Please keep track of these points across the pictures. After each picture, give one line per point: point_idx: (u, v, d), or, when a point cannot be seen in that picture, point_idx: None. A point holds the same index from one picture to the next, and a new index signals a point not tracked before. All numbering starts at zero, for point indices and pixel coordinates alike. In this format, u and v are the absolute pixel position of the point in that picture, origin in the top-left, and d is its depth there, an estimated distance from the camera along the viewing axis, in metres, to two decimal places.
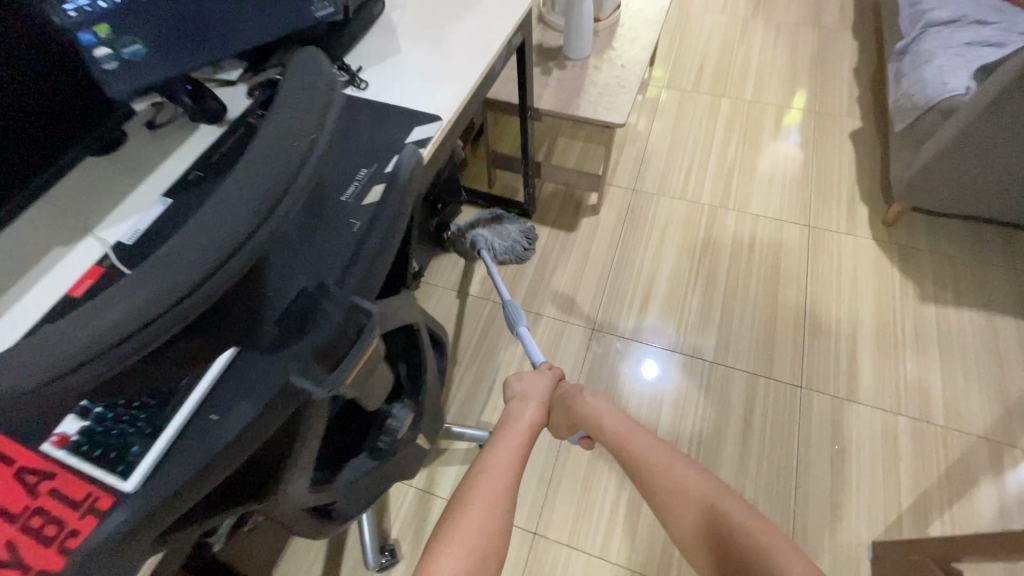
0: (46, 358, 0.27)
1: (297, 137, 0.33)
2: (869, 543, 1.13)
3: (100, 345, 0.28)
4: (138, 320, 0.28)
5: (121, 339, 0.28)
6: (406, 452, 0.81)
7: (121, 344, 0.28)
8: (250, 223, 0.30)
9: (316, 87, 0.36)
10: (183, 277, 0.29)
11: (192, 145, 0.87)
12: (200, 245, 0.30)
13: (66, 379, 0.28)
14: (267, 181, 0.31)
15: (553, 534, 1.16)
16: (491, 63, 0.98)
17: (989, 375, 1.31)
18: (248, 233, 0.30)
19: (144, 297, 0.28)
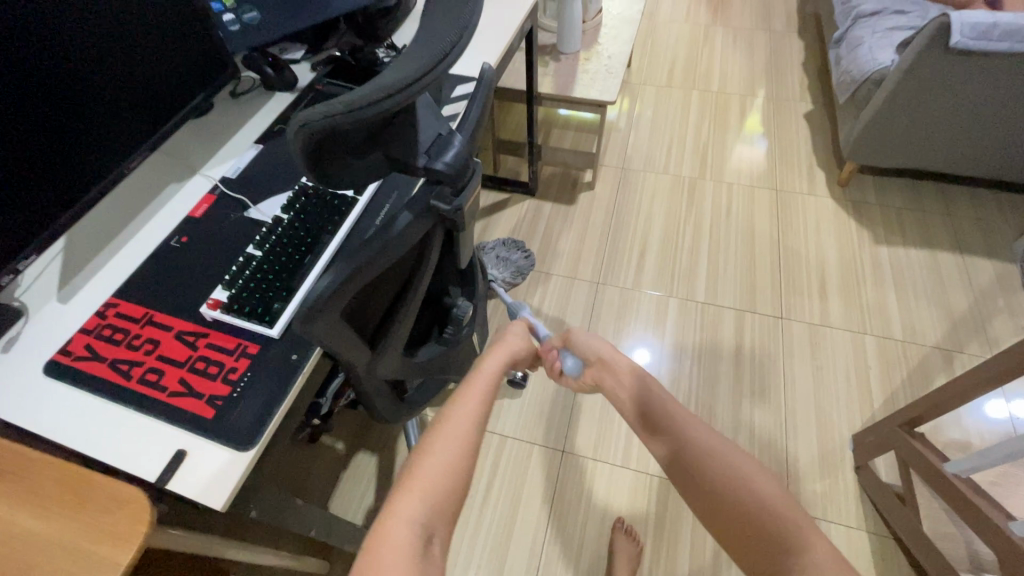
0: (348, 101, 0.41)
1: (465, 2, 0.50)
2: (850, 437, 1.32)
3: (384, 91, 0.41)
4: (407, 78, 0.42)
5: (396, 91, 0.41)
6: (464, 345, 0.97)
7: (383, 101, 0.41)
8: (457, 35, 0.46)
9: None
10: (430, 58, 0.43)
11: (271, 107, 1.05)
12: (433, 46, 0.45)
13: (361, 111, 0.41)
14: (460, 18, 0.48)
15: (580, 449, 1.32)
16: (511, 41, 1.19)
17: (936, 298, 1.54)
18: (457, 40, 0.46)
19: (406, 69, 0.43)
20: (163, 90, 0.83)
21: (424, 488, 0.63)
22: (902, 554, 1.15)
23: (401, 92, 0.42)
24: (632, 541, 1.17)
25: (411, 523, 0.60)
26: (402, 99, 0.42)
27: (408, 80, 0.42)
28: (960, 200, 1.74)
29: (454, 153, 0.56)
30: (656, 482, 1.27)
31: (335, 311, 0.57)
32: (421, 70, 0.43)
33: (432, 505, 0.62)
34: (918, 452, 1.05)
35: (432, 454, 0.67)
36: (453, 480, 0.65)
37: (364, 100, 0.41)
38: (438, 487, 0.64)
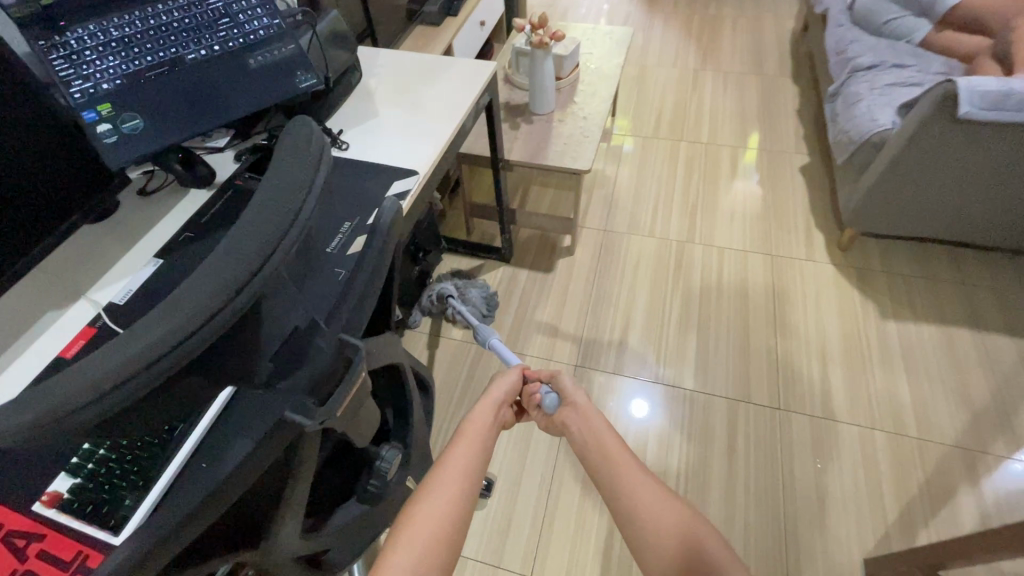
0: (92, 378, 0.30)
1: (297, 181, 0.38)
2: (861, 560, 1.14)
3: (129, 369, 0.31)
4: (168, 344, 0.31)
5: (158, 359, 0.31)
6: (396, 494, 0.82)
7: (139, 375, 0.31)
8: (262, 254, 0.34)
9: (308, 140, 0.41)
10: (208, 302, 0.32)
11: (182, 208, 0.92)
12: (219, 275, 0.33)
13: (94, 404, 0.30)
14: (275, 220, 0.36)
15: (550, 575, 1.15)
16: (462, 121, 1.06)
17: (953, 384, 1.37)
18: (264, 258, 0.34)
19: (168, 326, 0.32)
20: (26, 213, 0.66)
21: (414, 534, 0.58)
22: None
23: (169, 354, 0.32)
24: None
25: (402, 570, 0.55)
26: (170, 365, 0.32)
27: (178, 342, 0.32)
28: (974, 267, 1.58)
29: (315, 354, 0.44)
30: None
31: (154, 567, 0.43)
32: (198, 321, 0.32)
33: (426, 552, 0.57)
34: None
35: (429, 498, 0.62)
36: (452, 527, 0.60)
37: (111, 380, 0.30)
38: (435, 531, 0.59)
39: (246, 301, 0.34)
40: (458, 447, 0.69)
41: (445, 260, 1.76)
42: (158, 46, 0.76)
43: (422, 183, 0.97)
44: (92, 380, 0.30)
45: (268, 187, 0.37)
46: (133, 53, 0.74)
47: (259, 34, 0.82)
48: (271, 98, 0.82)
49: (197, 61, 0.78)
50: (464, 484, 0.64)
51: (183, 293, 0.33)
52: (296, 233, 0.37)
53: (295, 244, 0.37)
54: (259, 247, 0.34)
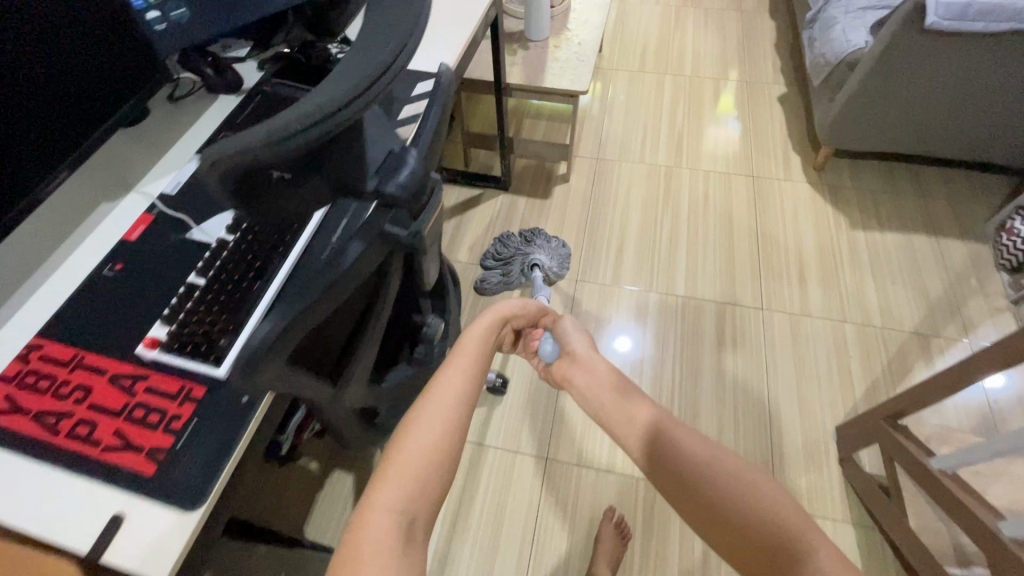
0: (274, 126, 0.35)
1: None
2: (832, 428, 1.31)
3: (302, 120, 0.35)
4: (333, 105, 0.36)
5: (326, 116, 0.36)
6: (437, 364, 0.91)
7: (310, 129, 0.36)
8: (399, 47, 0.40)
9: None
10: (361, 77, 0.37)
11: (214, 112, 0.95)
12: (367, 60, 0.39)
13: (275, 145, 0.35)
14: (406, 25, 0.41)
15: (563, 456, 1.29)
16: (474, 30, 1.11)
17: (912, 282, 1.54)
18: (399, 52, 0.40)
19: (331, 92, 0.36)
20: (90, 95, 0.74)
21: (409, 465, 0.50)
22: (885, 542, 1.16)
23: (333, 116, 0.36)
24: (618, 532, 1.15)
25: (390, 510, 0.48)
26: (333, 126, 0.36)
27: (339, 104, 0.36)
28: (933, 181, 1.73)
29: (407, 173, 0.52)
30: (642, 486, 1.25)
31: (282, 357, 0.51)
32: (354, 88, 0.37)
33: (415, 488, 0.50)
34: (904, 446, 1.03)
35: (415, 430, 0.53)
36: (441, 459, 0.52)
37: (290, 128, 0.35)
38: (423, 466, 0.51)
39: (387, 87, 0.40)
40: (447, 371, 0.60)
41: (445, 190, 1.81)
42: None
43: None
44: (273, 128, 0.35)
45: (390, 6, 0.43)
46: None
47: None
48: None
49: None
50: (454, 413, 0.55)
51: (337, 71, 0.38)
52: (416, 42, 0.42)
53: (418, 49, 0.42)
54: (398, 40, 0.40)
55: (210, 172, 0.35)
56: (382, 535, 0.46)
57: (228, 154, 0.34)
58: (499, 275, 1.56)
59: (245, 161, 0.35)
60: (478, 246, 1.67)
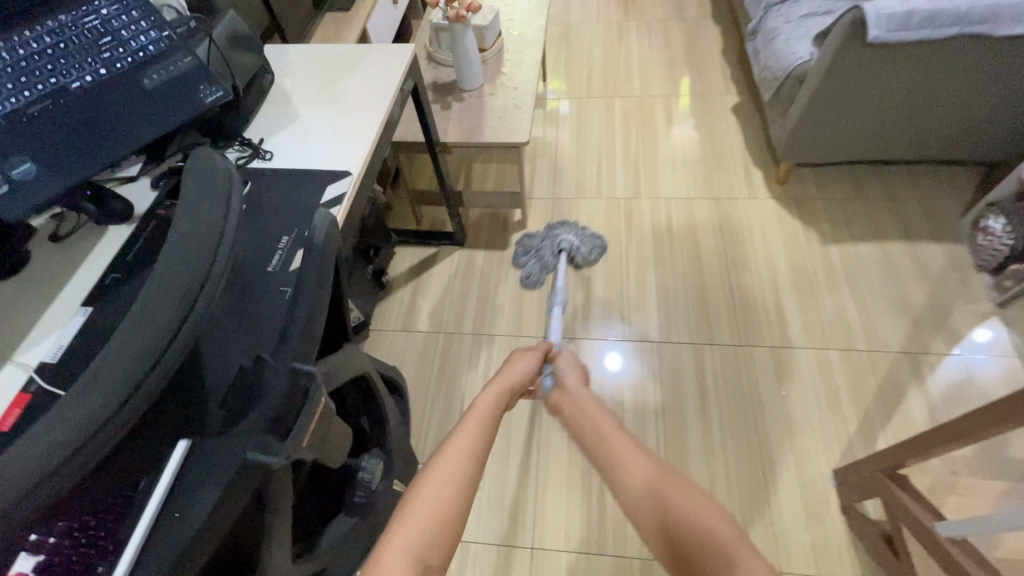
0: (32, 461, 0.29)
1: (200, 236, 0.36)
2: (831, 471, 1.23)
3: (35, 475, 0.29)
4: (82, 437, 0.30)
5: (102, 421, 0.31)
6: (385, 500, 0.82)
7: (90, 438, 0.30)
8: (181, 311, 0.34)
9: (209, 171, 0.40)
10: (136, 365, 0.32)
11: (103, 248, 0.85)
12: (144, 337, 0.33)
13: (41, 482, 0.29)
14: (189, 278, 0.35)
15: (551, 542, 1.20)
16: (390, 110, 1.02)
17: (893, 295, 1.47)
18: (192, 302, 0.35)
19: (80, 416, 0.30)
20: None
21: (419, 515, 0.56)
22: None
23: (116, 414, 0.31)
24: None
25: (406, 553, 0.53)
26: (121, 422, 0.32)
27: (119, 402, 0.31)
28: (900, 182, 1.67)
29: (263, 393, 0.43)
30: (637, 565, 1.16)
31: None
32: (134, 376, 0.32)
33: (428, 533, 0.55)
34: (907, 506, 0.95)
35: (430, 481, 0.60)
36: (451, 505, 0.58)
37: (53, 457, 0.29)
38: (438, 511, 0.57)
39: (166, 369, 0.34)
40: (469, 419, 0.70)
41: (398, 252, 1.72)
42: (36, 76, 0.69)
43: (359, 183, 0.93)
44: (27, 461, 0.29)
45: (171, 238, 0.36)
46: (8, 88, 0.66)
47: (154, 46, 0.75)
48: (178, 118, 0.73)
49: (86, 87, 0.70)
50: (470, 462, 0.63)
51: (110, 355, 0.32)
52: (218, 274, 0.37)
53: (208, 301, 0.36)
54: (173, 310, 0.34)
55: None
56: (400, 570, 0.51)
57: None
58: (535, 263, 1.60)
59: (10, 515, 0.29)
60: (439, 312, 1.58)
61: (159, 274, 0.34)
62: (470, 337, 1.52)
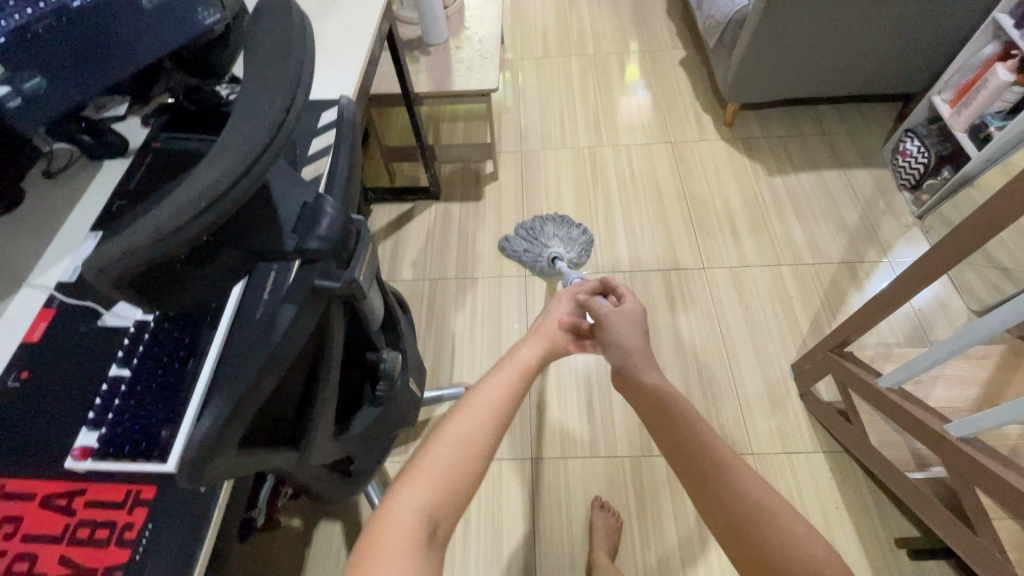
0: (171, 216, 0.35)
1: (283, 66, 0.42)
2: (789, 366, 1.38)
3: (186, 214, 0.35)
4: (218, 191, 0.36)
5: (216, 196, 0.36)
6: (403, 395, 0.88)
7: (211, 207, 0.36)
8: (275, 119, 0.39)
9: (288, 16, 0.46)
10: (244, 152, 0.37)
11: (104, 181, 0.87)
12: (249, 132, 0.38)
13: (176, 233, 0.35)
14: (285, 83, 0.40)
15: (547, 452, 1.30)
16: (371, 47, 1.07)
17: (831, 215, 1.64)
18: (283, 113, 0.39)
19: (214, 176, 0.36)
20: None
21: (433, 479, 0.58)
22: (854, 464, 1.24)
23: (229, 192, 0.36)
24: (610, 515, 1.18)
25: (416, 511, 0.54)
26: (234, 199, 0.37)
27: (230, 180, 0.36)
28: (831, 118, 1.86)
29: (328, 222, 0.48)
30: (627, 463, 1.27)
31: (235, 446, 0.48)
32: (243, 161, 0.37)
33: (439, 495, 0.57)
34: (853, 372, 1.10)
35: (443, 441, 0.62)
36: (464, 472, 0.60)
37: (186, 215, 0.35)
38: (449, 479, 0.59)
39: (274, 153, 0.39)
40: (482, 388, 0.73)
41: (375, 210, 1.76)
42: None
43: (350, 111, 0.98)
44: (169, 216, 0.35)
45: (266, 56, 0.42)
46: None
47: None
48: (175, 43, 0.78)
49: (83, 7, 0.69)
50: (487, 431, 0.65)
51: (221, 147, 0.37)
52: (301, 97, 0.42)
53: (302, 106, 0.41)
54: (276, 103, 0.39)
55: (129, 265, 0.35)
56: (410, 529, 0.52)
57: (126, 251, 0.35)
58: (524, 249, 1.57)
59: (151, 255, 0.35)
60: (421, 261, 1.63)
61: (257, 91, 0.40)
62: (454, 282, 1.59)
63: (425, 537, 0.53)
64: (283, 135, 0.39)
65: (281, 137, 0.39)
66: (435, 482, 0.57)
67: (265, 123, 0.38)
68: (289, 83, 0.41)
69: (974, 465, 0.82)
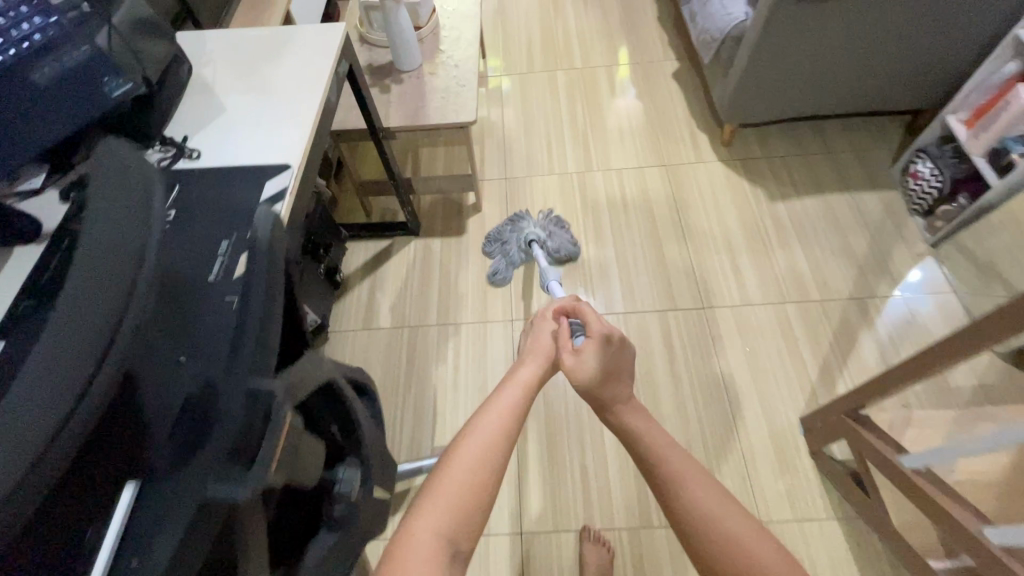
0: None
1: (113, 248, 0.38)
2: (797, 419, 1.28)
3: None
4: (36, 446, 0.30)
5: (39, 453, 0.30)
6: (367, 508, 0.77)
7: (33, 468, 0.30)
8: (107, 321, 0.35)
9: (120, 179, 0.43)
10: (66, 385, 0.32)
11: (9, 272, 0.75)
12: (70, 353, 0.33)
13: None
14: (113, 281, 0.36)
15: (538, 524, 1.19)
16: (326, 96, 0.95)
17: (838, 244, 1.53)
18: (113, 313, 0.35)
19: (26, 425, 0.30)
20: None
21: (451, 496, 0.56)
22: (871, 532, 1.14)
23: (58, 437, 0.31)
24: (602, 547, 1.12)
25: (435, 534, 0.53)
26: (67, 438, 0.31)
27: (54, 426, 0.31)
28: (835, 135, 1.74)
29: (229, 409, 0.39)
30: (625, 535, 1.17)
31: None
32: (67, 394, 0.32)
33: (457, 515, 0.55)
34: (872, 443, 0.99)
35: (461, 454, 0.60)
36: (486, 487, 0.57)
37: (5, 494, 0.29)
38: (467, 495, 0.56)
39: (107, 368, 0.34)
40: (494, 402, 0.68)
41: (350, 248, 1.64)
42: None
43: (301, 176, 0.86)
44: None
45: (94, 241, 0.39)
46: None
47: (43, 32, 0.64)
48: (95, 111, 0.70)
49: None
50: (501, 445, 0.61)
51: (36, 379, 0.32)
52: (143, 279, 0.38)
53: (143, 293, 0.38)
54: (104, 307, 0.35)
55: None
56: (431, 555, 0.51)
57: None
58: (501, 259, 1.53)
59: None
60: (400, 305, 1.52)
61: (80, 293, 0.36)
62: (436, 328, 1.48)
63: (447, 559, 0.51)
64: (115, 336, 0.35)
65: (112, 342, 0.35)
66: (456, 504, 0.55)
67: (90, 334, 0.34)
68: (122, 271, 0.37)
69: None
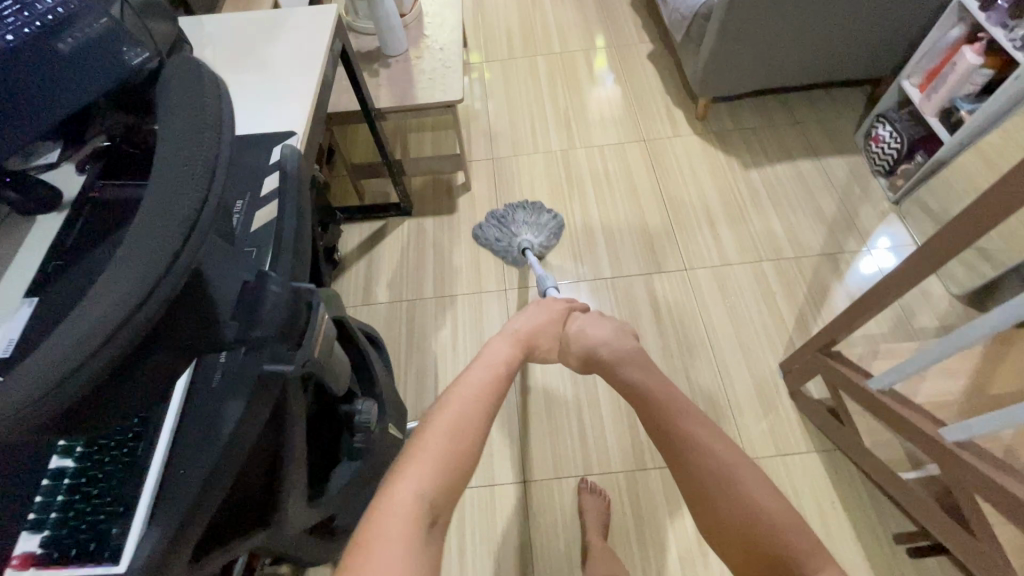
0: (82, 334, 0.31)
1: (200, 133, 0.38)
2: (777, 366, 1.37)
3: (95, 339, 0.31)
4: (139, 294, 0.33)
5: (138, 305, 0.33)
6: (382, 442, 0.83)
7: (131, 319, 0.33)
8: (196, 204, 0.36)
9: (202, 78, 0.42)
10: (164, 250, 0.34)
11: (38, 237, 0.79)
12: (159, 230, 0.34)
13: (95, 352, 0.31)
14: (196, 164, 0.36)
15: (540, 474, 1.26)
16: (323, 71, 1.01)
17: (809, 205, 1.63)
18: (200, 207, 0.36)
19: (121, 288, 0.33)
20: None
21: (421, 463, 0.60)
22: (848, 463, 1.23)
23: (150, 298, 0.33)
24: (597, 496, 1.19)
25: (416, 495, 0.56)
26: (167, 295, 0.34)
27: (153, 286, 0.33)
28: (802, 106, 1.84)
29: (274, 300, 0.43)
30: (622, 479, 1.25)
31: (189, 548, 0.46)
32: (162, 263, 0.34)
33: (434, 479, 0.58)
34: (843, 374, 1.08)
35: (435, 428, 0.65)
36: (458, 459, 0.62)
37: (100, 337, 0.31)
38: (438, 464, 0.60)
39: (197, 232, 0.36)
40: (465, 385, 0.75)
41: (345, 230, 1.70)
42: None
43: (304, 143, 0.92)
44: (81, 331, 0.31)
45: (180, 124, 0.38)
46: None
47: None
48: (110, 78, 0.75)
49: None
50: (476, 425, 0.67)
51: (128, 245, 0.34)
52: (224, 165, 0.39)
53: (223, 172, 0.39)
54: (192, 195, 0.35)
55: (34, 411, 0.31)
56: (405, 514, 0.53)
57: (25, 389, 0.30)
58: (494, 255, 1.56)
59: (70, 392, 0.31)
60: (397, 281, 1.58)
61: (163, 162, 0.36)
62: (433, 301, 1.54)
63: (424, 521, 0.54)
64: (204, 225, 0.36)
65: (202, 227, 0.36)
66: (429, 464, 0.59)
67: (186, 211, 0.35)
68: (206, 154, 0.37)
69: (971, 472, 0.81)
